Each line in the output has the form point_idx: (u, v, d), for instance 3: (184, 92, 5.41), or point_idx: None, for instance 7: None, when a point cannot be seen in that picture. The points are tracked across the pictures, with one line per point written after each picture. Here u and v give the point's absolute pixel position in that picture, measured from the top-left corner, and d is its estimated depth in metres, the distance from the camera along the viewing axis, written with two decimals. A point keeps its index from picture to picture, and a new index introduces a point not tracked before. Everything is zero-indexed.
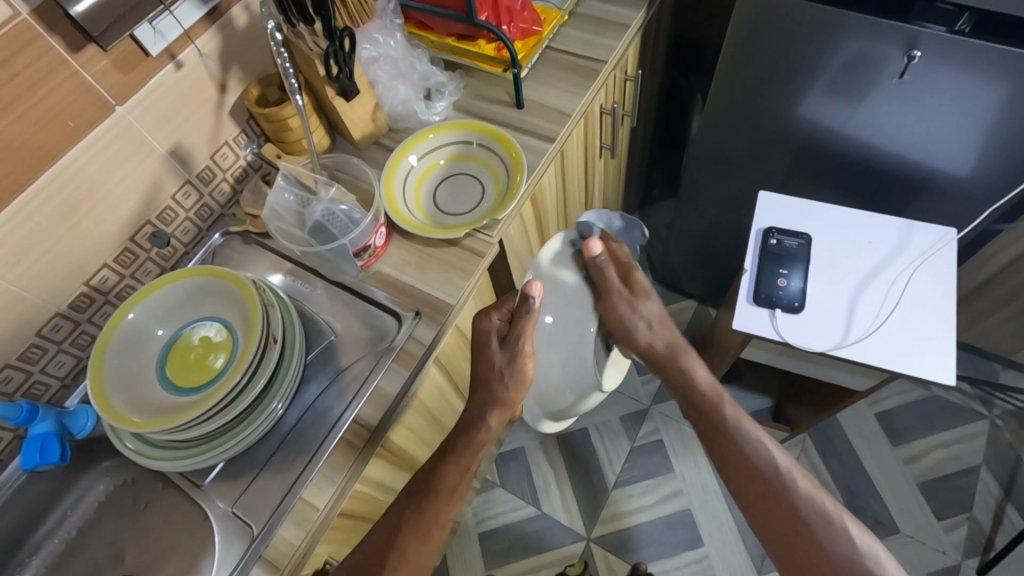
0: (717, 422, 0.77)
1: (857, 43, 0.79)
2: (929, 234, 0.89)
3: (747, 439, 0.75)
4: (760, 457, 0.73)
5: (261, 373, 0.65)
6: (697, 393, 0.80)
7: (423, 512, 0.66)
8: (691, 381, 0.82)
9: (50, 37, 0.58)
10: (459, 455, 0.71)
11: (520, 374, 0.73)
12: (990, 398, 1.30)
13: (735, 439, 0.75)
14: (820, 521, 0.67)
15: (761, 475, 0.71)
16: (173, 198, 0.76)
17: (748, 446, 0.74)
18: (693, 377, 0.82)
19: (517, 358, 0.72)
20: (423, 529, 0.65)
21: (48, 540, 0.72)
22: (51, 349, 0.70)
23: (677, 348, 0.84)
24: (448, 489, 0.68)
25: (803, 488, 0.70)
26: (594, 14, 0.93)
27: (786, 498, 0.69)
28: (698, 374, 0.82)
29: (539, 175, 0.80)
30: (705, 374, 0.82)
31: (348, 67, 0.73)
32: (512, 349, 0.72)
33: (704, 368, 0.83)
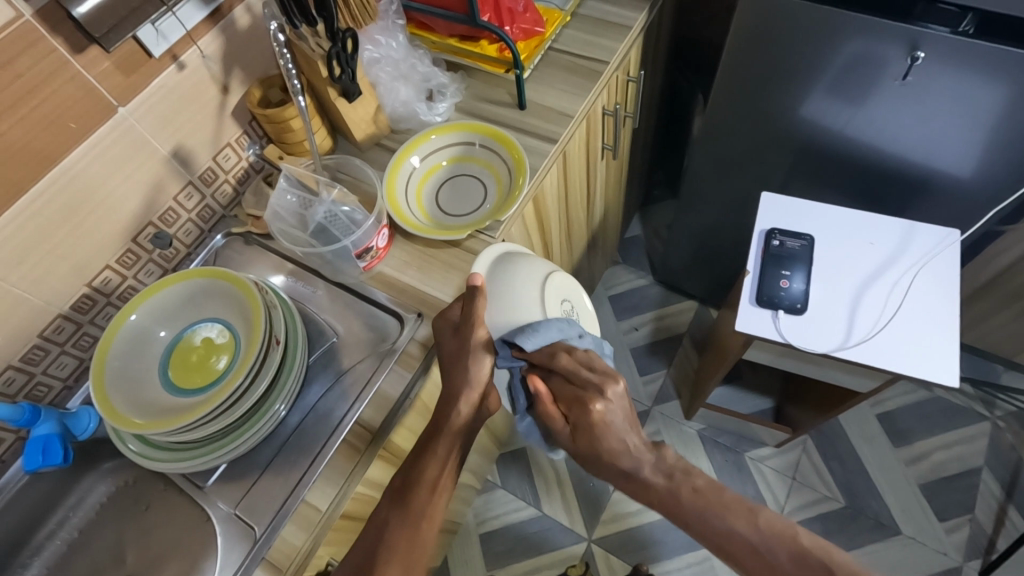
0: (678, 511, 0.61)
1: (860, 44, 0.79)
2: (930, 235, 0.89)
3: (716, 514, 0.60)
4: (735, 535, 0.59)
5: (264, 374, 0.65)
6: (649, 487, 0.63)
7: (409, 506, 0.61)
8: (645, 485, 0.63)
9: (53, 39, 0.58)
10: (439, 445, 0.64)
11: (482, 359, 0.64)
12: (992, 400, 1.30)
13: (703, 522, 0.60)
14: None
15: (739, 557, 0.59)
16: (175, 199, 0.76)
17: (719, 524, 0.59)
18: (644, 478, 0.63)
19: (470, 342, 0.64)
20: (413, 521, 0.61)
21: (50, 541, 0.72)
22: (54, 351, 0.70)
23: (630, 469, 0.63)
24: (431, 481, 0.63)
25: (786, 553, 0.57)
26: (596, 15, 0.93)
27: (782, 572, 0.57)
28: (650, 478, 0.63)
29: (541, 176, 0.80)
30: (658, 473, 0.63)
31: (351, 69, 0.73)
32: (465, 337, 0.64)
33: (658, 462, 0.64)
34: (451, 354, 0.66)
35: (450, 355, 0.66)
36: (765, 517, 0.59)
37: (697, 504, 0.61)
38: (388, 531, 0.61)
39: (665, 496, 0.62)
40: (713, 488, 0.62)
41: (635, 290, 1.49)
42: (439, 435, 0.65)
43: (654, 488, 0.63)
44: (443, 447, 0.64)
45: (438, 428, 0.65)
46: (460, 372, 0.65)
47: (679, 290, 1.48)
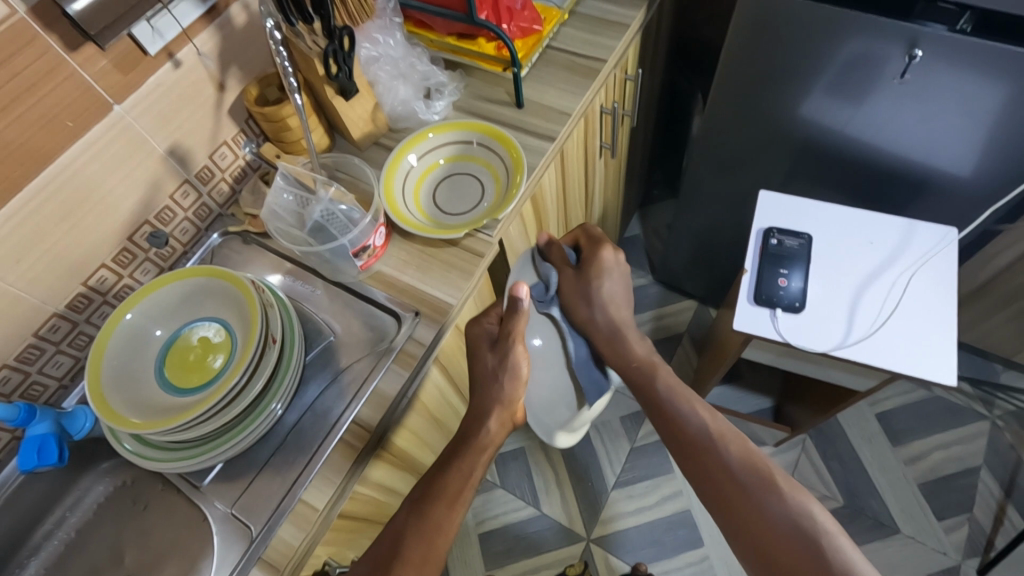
0: (643, 380, 0.75)
1: (859, 42, 0.78)
2: (930, 234, 0.89)
3: (684, 405, 0.72)
4: (695, 424, 0.70)
5: (260, 373, 0.65)
6: (629, 364, 0.76)
7: (428, 517, 0.61)
8: (626, 352, 0.76)
9: (48, 36, 0.58)
10: (461, 460, 0.66)
11: (517, 376, 0.68)
12: (991, 399, 1.30)
13: (670, 405, 0.72)
14: (757, 486, 0.63)
15: (691, 442, 0.69)
16: (172, 197, 0.76)
17: (685, 413, 0.71)
18: (628, 350, 0.76)
19: (508, 359, 0.67)
20: (429, 531, 0.60)
21: (46, 541, 0.72)
22: (49, 350, 0.70)
23: (618, 332, 0.77)
24: (452, 494, 0.63)
25: (735, 452, 0.66)
26: (594, 13, 0.93)
27: (721, 461, 0.66)
28: (633, 347, 0.77)
29: (539, 174, 0.80)
30: (641, 348, 0.77)
31: (347, 66, 0.73)
32: (502, 351, 0.68)
33: (640, 341, 0.78)
34: (488, 369, 0.69)
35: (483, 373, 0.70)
36: (723, 425, 0.70)
37: (669, 388, 0.73)
38: (404, 540, 0.60)
39: (642, 363, 0.76)
40: (689, 394, 0.73)
41: (634, 289, 1.49)
42: (466, 450, 0.67)
43: (633, 356, 0.76)
44: (468, 462, 0.66)
45: (464, 444, 0.68)
46: (495, 390, 0.68)
47: (678, 290, 1.48)
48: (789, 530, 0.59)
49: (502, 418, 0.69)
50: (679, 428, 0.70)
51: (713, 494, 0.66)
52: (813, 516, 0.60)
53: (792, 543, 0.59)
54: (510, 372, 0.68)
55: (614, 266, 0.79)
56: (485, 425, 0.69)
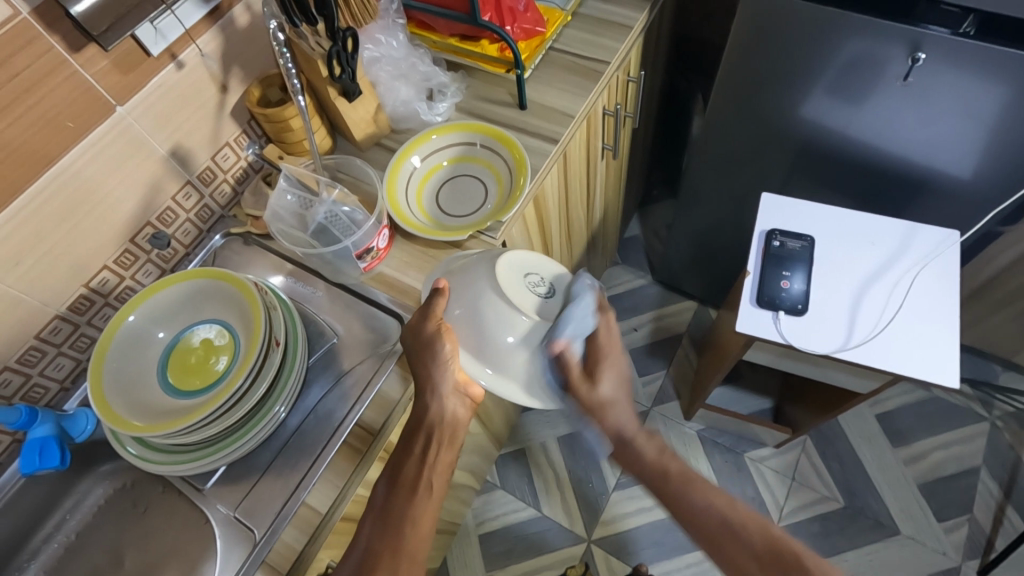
0: (664, 487, 0.66)
1: (862, 45, 0.78)
2: (931, 236, 0.89)
3: (697, 493, 0.65)
4: (713, 512, 0.64)
5: (264, 377, 0.64)
6: (644, 469, 0.67)
7: (392, 512, 0.61)
8: (637, 456, 0.67)
9: (50, 37, 0.57)
10: (416, 445, 0.64)
11: (443, 355, 0.61)
12: (990, 400, 1.31)
13: (684, 499, 0.65)
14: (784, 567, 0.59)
15: (707, 528, 0.64)
16: (173, 199, 0.75)
17: (703, 503, 0.65)
18: (638, 452, 0.67)
19: (425, 338, 0.62)
20: (395, 527, 0.59)
21: (46, 544, 0.71)
22: (50, 352, 0.69)
23: (628, 436, 0.68)
24: (412, 481, 0.62)
25: (758, 536, 0.62)
26: (597, 14, 0.93)
27: (743, 545, 0.62)
28: (643, 450, 0.67)
29: (542, 176, 0.80)
30: (651, 449, 0.67)
31: (351, 68, 0.72)
32: (420, 333, 0.62)
33: (650, 437, 0.68)
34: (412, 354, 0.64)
35: (409, 351, 0.64)
36: (742, 509, 0.64)
37: (681, 482, 0.66)
38: (374, 538, 0.60)
39: (655, 468, 0.67)
40: (700, 478, 0.67)
41: (634, 291, 1.49)
42: (415, 431, 0.64)
43: (645, 461, 0.67)
44: (420, 444, 0.64)
45: (416, 428, 0.64)
46: (423, 373, 0.62)
47: (679, 291, 1.48)
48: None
49: (446, 395, 0.62)
50: (696, 523, 0.64)
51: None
52: None
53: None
54: (432, 354, 0.61)
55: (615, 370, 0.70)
56: (424, 405, 0.63)
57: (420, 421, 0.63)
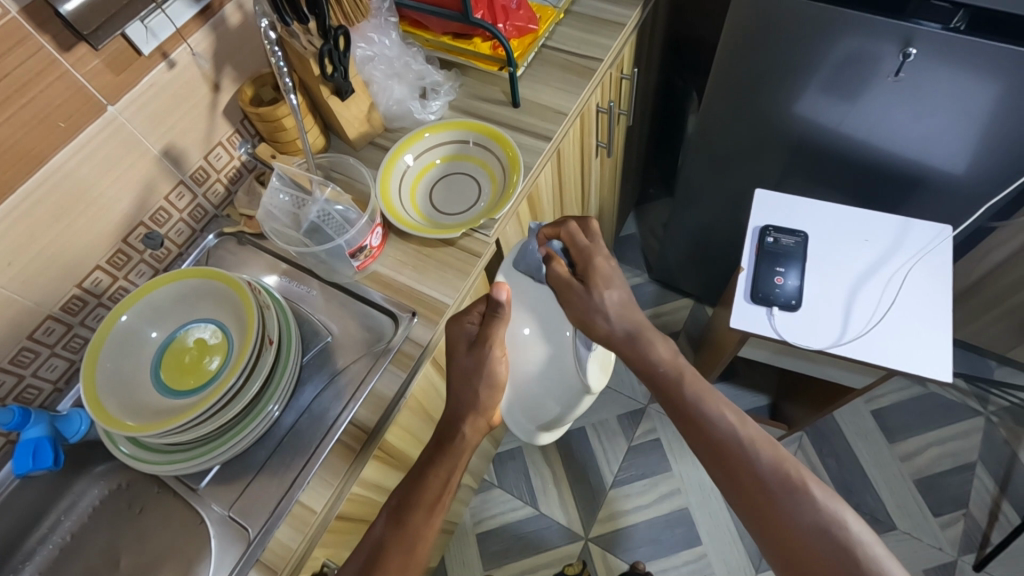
0: (675, 396, 0.64)
1: (854, 42, 0.79)
2: (925, 231, 0.89)
3: (712, 407, 0.63)
4: (722, 428, 0.61)
5: (257, 376, 0.64)
6: (656, 370, 0.65)
7: (405, 528, 0.60)
8: (651, 357, 0.65)
9: (40, 37, 0.57)
10: (438, 468, 0.63)
11: (494, 381, 0.65)
12: (985, 395, 1.31)
13: (698, 411, 0.63)
14: (787, 489, 0.58)
15: (722, 450, 0.61)
16: (166, 198, 0.75)
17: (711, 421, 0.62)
18: (652, 352, 0.65)
19: (484, 363, 0.64)
20: (407, 544, 0.59)
21: (41, 545, 0.71)
22: (43, 352, 0.69)
23: (642, 333, 0.65)
24: (430, 502, 0.62)
25: (767, 458, 0.59)
26: (590, 12, 0.93)
27: (754, 473, 0.59)
28: (658, 353, 0.65)
29: (535, 174, 0.80)
30: (666, 350, 0.65)
31: (343, 66, 0.72)
32: (480, 355, 0.64)
33: (665, 339, 0.66)
34: (461, 370, 0.65)
35: (459, 371, 0.65)
36: (751, 429, 0.62)
37: (696, 392, 0.63)
38: (385, 551, 0.59)
39: (669, 373, 0.65)
40: (711, 391, 0.64)
41: (631, 289, 1.49)
42: (442, 452, 0.64)
43: (659, 364, 0.65)
44: (444, 467, 0.64)
45: (442, 447, 0.65)
46: (467, 394, 0.65)
47: (675, 289, 1.48)
48: (826, 536, 0.55)
49: (477, 423, 0.66)
50: (707, 438, 0.61)
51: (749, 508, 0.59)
52: (845, 525, 0.55)
53: (830, 548, 0.54)
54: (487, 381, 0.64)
55: (616, 271, 0.66)
56: (458, 428, 0.65)
57: (452, 441, 0.65)
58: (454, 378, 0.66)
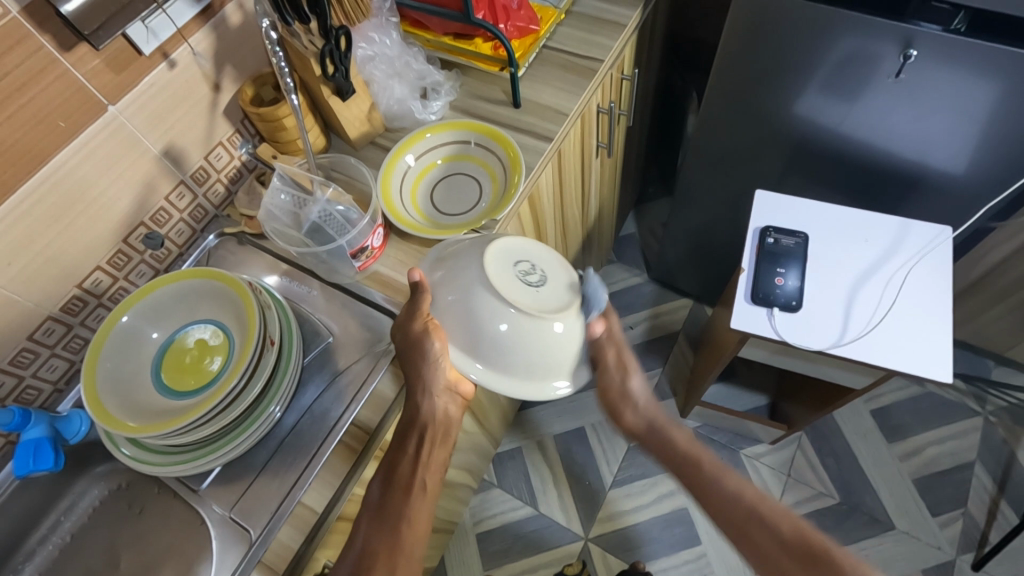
0: (696, 472, 0.72)
1: (856, 43, 0.79)
2: (925, 232, 0.89)
3: (724, 477, 0.71)
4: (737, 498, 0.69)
5: (259, 377, 0.64)
6: (674, 450, 0.73)
7: (387, 512, 0.63)
8: (668, 442, 0.73)
9: (41, 36, 0.57)
10: (407, 447, 0.66)
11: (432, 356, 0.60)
12: (984, 395, 1.31)
13: (715, 484, 0.71)
14: (812, 557, 0.64)
15: (745, 518, 0.68)
16: (167, 199, 0.75)
17: (731, 492, 0.70)
18: (671, 438, 0.73)
19: (414, 338, 0.61)
20: (392, 527, 0.63)
21: (41, 545, 0.71)
22: (43, 353, 0.69)
23: (656, 421, 0.73)
24: (406, 480, 0.65)
25: (786, 525, 0.67)
26: (591, 13, 0.93)
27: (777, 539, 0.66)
28: (676, 435, 0.73)
29: (536, 174, 0.80)
30: (683, 435, 0.73)
31: (344, 67, 0.72)
32: (410, 331, 0.62)
33: (680, 426, 0.74)
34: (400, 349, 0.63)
35: (400, 351, 0.63)
36: (771, 503, 0.69)
37: (713, 468, 0.71)
38: (371, 539, 0.62)
39: (688, 455, 0.72)
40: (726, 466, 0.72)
41: (630, 289, 1.49)
42: (407, 431, 0.66)
43: (678, 445, 0.73)
44: (412, 446, 0.66)
45: (407, 428, 0.66)
46: (416, 366, 0.62)
47: (674, 289, 1.48)
48: None
49: (437, 393, 0.64)
50: (729, 511, 0.69)
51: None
52: None
53: None
54: (424, 354, 0.61)
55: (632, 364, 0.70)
56: (416, 403, 0.64)
57: (415, 421, 0.65)
58: (402, 357, 0.63)
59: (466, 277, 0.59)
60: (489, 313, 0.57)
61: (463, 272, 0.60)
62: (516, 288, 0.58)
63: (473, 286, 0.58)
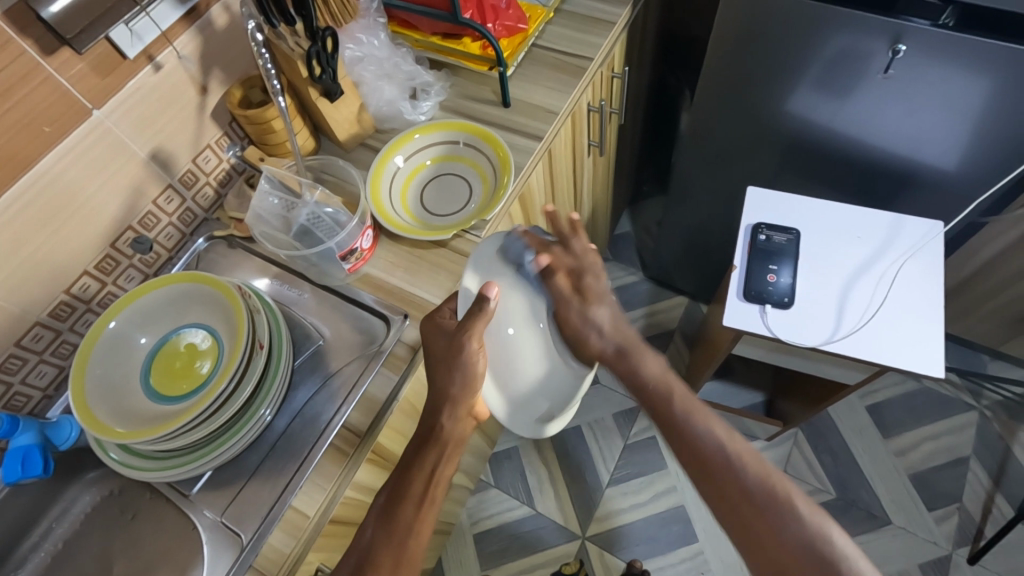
0: (665, 407, 0.67)
1: (844, 39, 0.79)
2: (917, 227, 0.89)
3: (698, 418, 0.65)
4: (710, 440, 0.64)
5: (248, 380, 0.64)
6: (645, 384, 0.68)
7: (396, 523, 0.61)
8: (640, 373, 0.68)
9: (23, 41, 0.57)
10: (424, 459, 0.65)
11: (470, 372, 0.61)
12: (980, 389, 1.31)
13: (684, 422, 0.65)
14: (775, 505, 0.60)
15: (709, 458, 0.63)
16: (155, 202, 0.75)
17: (697, 428, 0.65)
18: (640, 366, 0.68)
19: (461, 354, 0.60)
20: (399, 538, 0.60)
21: (33, 552, 0.71)
22: (32, 359, 0.68)
23: (628, 348, 0.68)
24: (418, 495, 0.63)
25: (752, 470, 0.62)
26: (581, 11, 0.92)
27: (739, 482, 0.61)
28: (647, 366, 0.68)
29: (527, 173, 0.79)
30: (655, 367, 0.68)
31: (331, 68, 0.72)
32: (456, 347, 0.60)
33: (654, 355, 0.69)
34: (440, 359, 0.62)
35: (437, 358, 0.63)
36: (742, 446, 0.64)
37: (685, 406, 0.66)
38: (376, 546, 0.60)
39: (660, 385, 0.68)
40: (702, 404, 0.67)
41: (625, 288, 1.49)
42: (426, 444, 0.65)
43: (648, 376, 0.68)
44: (430, 458, 0.65)
45: (427, 438, 0.65)
46: (445, 380, 0.63)
47: (669, 287, 1.48)
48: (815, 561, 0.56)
49: (459, 414, 0.65)
50: (695, 449, 0.64)
51: (726, 515, 0.62)
52: (831, 540, 0.57)
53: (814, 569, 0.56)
54: (459, 370, 0.61)
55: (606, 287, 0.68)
56: (438, 419, 0.65)
57: (435, 433, 0.65)
58: (433, 366, 0.63)
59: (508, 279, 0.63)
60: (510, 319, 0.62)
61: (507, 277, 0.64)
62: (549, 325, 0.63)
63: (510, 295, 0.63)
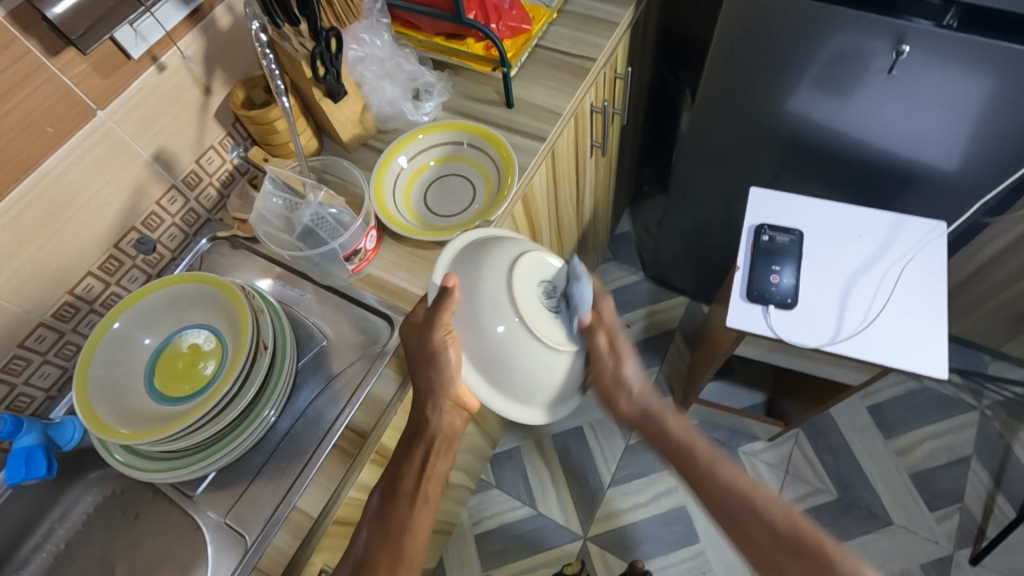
0: (690, 464, 0.71)
1: (847, 39, 0.79)
2: (919, 227, 0.89)
3: (714, 467, 0.69)
4: (724, 489, 0.68)
5: (252, 381, 0.64)
6: (670, 442, 0.73)
7: (390, 522, 0.63)
8: (665, 431, 0.73)
9: (27, 41, 0.57)
10: (412, 457, 0.66)
11: (445, 365, 0.63)
12: (981, 389, 1.31)
13: (709, 472, 0.69)
14: (807, 553, 0.62)
15: (731, 502, 0.67)
16: (158, 203, 0.75)
17: (720, 475, 0.69)
18: (665, 426, 0.73)
19: (430, 345, 0.62)
20: (396, 536, 0.62)
21: (35, 553, 0.71)
22: (35, 360, 0.68)
23: (650, 408, 0.74)
24: (411, 492, 0.65)
25: (780, 517, 0.65)
26: (583, 11, 0.92)
27: (768, 531, 0.64)
28: (671, 425, 0.73)
29: (530, 174, 0.79)
30: (679, 426, 0.73)
31: (335, 68, 0.72)
32: (427, 339, 0.62)
33: (676, 415, 0.74)
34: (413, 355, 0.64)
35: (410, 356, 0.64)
36: (766, 492, 0.67)
37: (709, 455, 0.70)
38: (372, 545, 0.62)
39: (682, 443, 0.72)
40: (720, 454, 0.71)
41: (626, 288, 1.49)
42: (414, 442, 0.66)
43: (673, 437, 0.73)
44: (419, 455, 0.66)
45: (415, 436, 0.67)
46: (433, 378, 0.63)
47: (670, 287, 1.48)
48: None
49: (444, 408, 0.66)
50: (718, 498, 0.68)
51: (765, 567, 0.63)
52: None
53: None
54: (436, 365, 0.63)
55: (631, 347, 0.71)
56: (423, 415, 0.66)
57: (421, 431, 0.66)
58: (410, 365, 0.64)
59: (483, 274, 0.63)
60: (495, 316, 0.62)
61: (485, 270, 0.63)
62: (539, 315, 0.63)
63: (490, 289, 0.62)
